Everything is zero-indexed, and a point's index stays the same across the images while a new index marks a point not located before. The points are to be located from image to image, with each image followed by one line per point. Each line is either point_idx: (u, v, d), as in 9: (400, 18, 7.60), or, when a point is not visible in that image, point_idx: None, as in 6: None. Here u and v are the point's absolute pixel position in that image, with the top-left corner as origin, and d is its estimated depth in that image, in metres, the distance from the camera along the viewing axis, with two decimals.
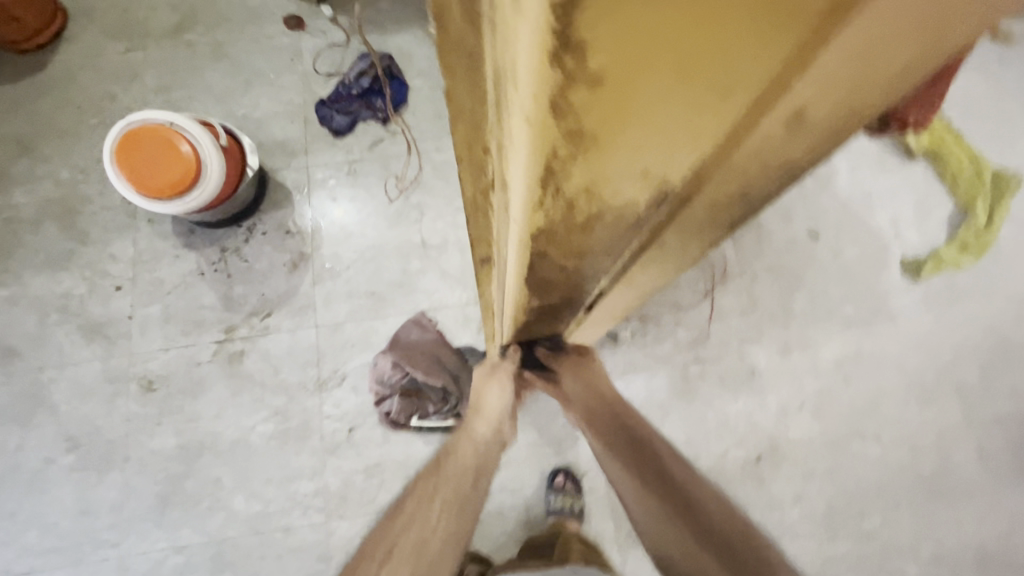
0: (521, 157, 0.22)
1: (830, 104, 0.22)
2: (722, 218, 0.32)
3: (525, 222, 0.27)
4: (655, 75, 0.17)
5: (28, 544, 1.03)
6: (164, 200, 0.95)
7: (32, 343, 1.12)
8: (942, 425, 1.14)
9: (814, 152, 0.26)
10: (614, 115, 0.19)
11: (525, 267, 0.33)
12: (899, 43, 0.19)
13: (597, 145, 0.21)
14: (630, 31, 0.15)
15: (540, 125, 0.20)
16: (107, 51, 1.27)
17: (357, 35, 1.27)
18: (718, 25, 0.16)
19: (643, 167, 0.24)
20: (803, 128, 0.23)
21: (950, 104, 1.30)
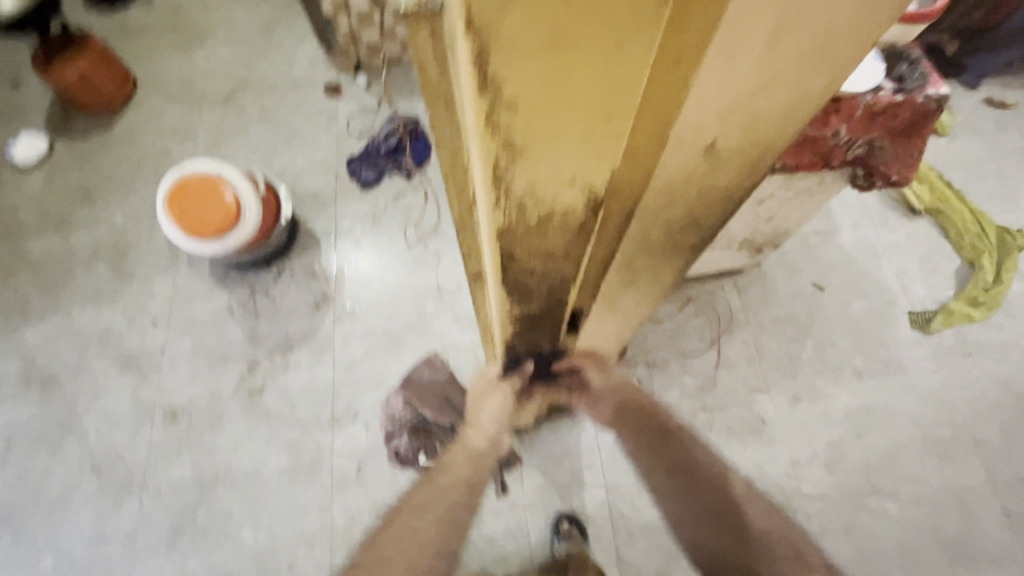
0: (477, 178, 0.26)
1: (729, 133, 0.26)
2: (675, 239, 0.36)
3: (491, 236, 0.30)
4: (562, 107, 0.21)
5: (42, 569, 1.06)
6: (206, 241, 1.05)
7: (71, 372, 1.19)
8: (964, 484, 1.10)
9: (737, 176, 0.31)
10: (542, 136, 0.23)
11: (504, 286, 0.36)
12: (769, 84, 0.24)
13: (534, 166, 0.25)
14: (531, 72, 0.20)
15: (485, 154, 0.24)
16: (168, 113, 1.44)
17: (388, 101, 1.41)
18: (603, 65, 0.20)
19: (576, 183, 0.26)
20: (713, 153, 0.28)
21: (948, 164, 1.35)
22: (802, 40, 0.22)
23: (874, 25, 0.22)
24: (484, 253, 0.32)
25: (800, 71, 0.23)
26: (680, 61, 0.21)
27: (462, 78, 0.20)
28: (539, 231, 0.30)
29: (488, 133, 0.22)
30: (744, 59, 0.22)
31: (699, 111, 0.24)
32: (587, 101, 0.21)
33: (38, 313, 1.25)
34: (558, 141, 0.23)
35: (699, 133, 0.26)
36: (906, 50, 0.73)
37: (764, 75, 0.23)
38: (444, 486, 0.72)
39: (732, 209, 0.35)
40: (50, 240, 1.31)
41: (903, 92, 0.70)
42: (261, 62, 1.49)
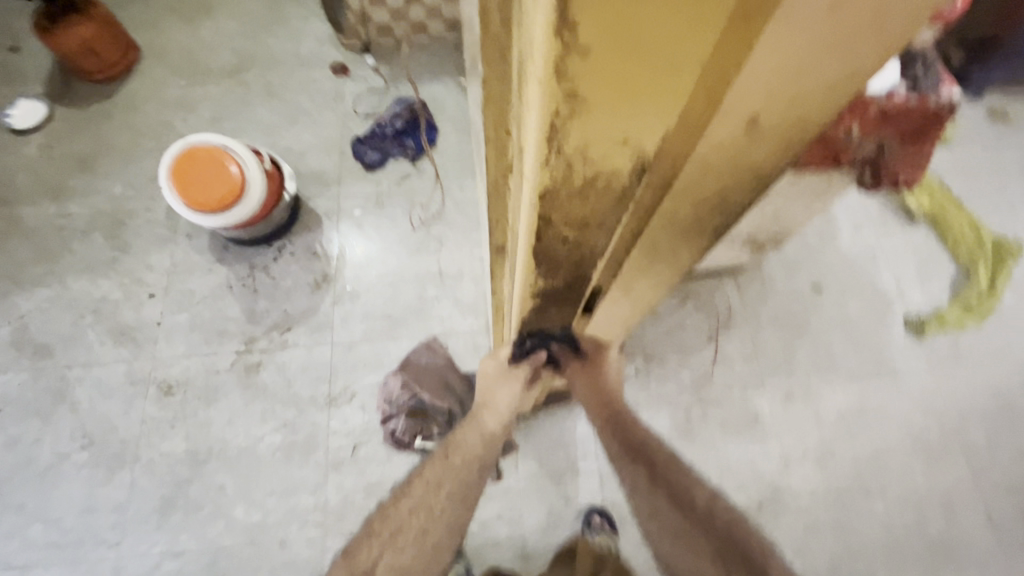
0: (527, 134, 0.23)
1: (780, 101, 0.26)
2: (702, 215, 0.36)
3: (531, 198, 0.27)
4: (637, 56, 0.19)
5: (30, 537, 1.05)
6: (210, 212, 1.04)
7: (64, 342, 1.18)
8: (949, 486, 1.12)
9: (773, 150, 0.30)
10: (607, 93, 0.21)
11: (533, 255, 0.34)
12: (826, 50, 0.23)
13: (592, 121, 0.22)
14: (615, 11, 0.17)
15: (543, 106, 0.21)
16: (171, 85, 1.42)
17: (395, 83, 1.40)
18: (692, 9, 0.18)
19: (628, 144, 0.24)
20: (758, 124, 0.27)
21: (948, 173, 1.37)
22: (873, 2, 0.21)
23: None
24: (519, 217, 0.30)
25: (858, 35, 0.23)
26: (752, 18, 0.20)
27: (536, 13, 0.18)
28: (580, 194, 0.27)
29: (551, 82, 0.20)
30: (814, 20, 0.21)
31: (757, 76, 0.23)
32: (665, 55, 0.19)
33: (32, 280, 1.23)
34: (624, 98, 0.21)
35: (752, 100, 0.25)
36: (921, 51, 0.74)
37: (826, 39, 0.22)
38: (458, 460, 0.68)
39: (761, 185, 0.34)
40: (46, 208, 1.29)
41: (917, 94, 0.71)
42: (268, 37, 1.47)
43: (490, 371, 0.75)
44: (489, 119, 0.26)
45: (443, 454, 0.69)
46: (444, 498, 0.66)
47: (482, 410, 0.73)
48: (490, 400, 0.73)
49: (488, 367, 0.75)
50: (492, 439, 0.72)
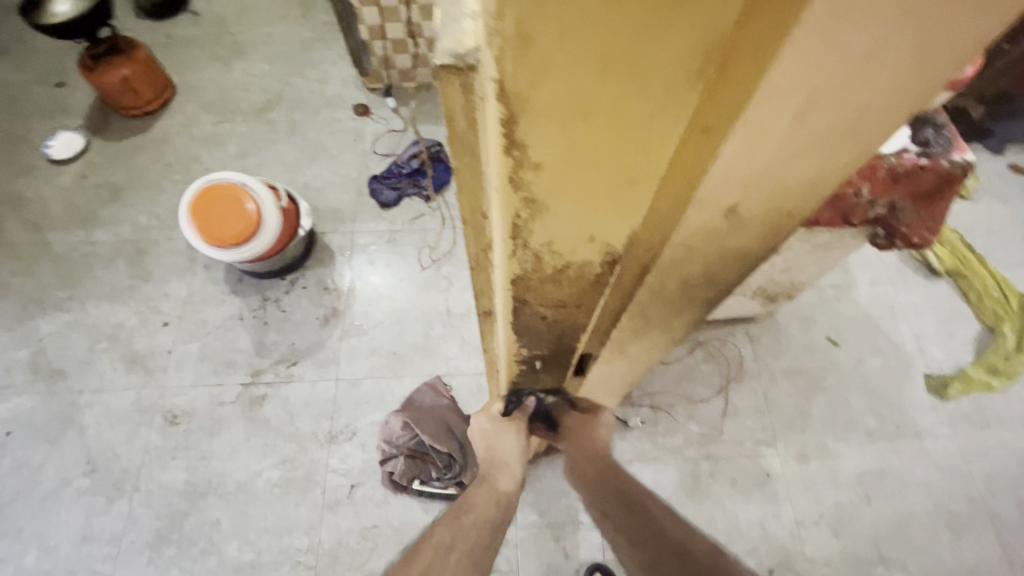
0: (495, 230, 0.26)
1: (754, 198, 0.27)
2: (690, 293, 0.36)
3: (505, 283, 0.30)
4: (583, 170, 0.21)
5: (25, 564, 1.04)
6: (225, 247, 1.07)
7: (78, 367, 1.20)
8: (977, 561, 1.05)
9: (758, 237, 0.30)
10: (566, 197, 0.23)
11: (513, 328, 0.36)
12: (793, 152, 0.24)
13: (553, 222, 0.25)
14: (555, 135, 0.20)
15: (505, 208, 0.24)
16: (201, 121, 1.48)
17: (414, 125, 1.44)
18: (630, 130, 0.20)
19: (594, 240, 0.26)
20: (735, 216, 0.28)
21: (970, 228, 1.34)
22: (832, 114, 0.22)
23: (908, 102, 0.22)
24: (496, 296, 0.32)
25: (825, 139, 0.23)
26: (709, 131, 0.21)
27: (488, 136, 0.21)
28: (552, 280, 0.30)
29: (510, 190, 0.23)
30: (773, 130, 0.22)
31: (723, 177, 0.24)
32: (616, 165, 0.21)
33: (53, 305, 1.26)
34: (584, 202, 0.23)
35: (723, 196, 0.26)
36: (932, 114, 0.73)
37: (792, 146, 0.23)
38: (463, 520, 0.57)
39: (751, 266, 0.35)
40: (74, 235, 1.34)
41: (928, 156, 0.70)
42: (296, 79, 1.54)
43: (486, 428, 0.74)
44: (466, 210, 0.27)
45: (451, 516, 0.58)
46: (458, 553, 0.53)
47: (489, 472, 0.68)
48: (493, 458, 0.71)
49: (483, 425, 0.75)
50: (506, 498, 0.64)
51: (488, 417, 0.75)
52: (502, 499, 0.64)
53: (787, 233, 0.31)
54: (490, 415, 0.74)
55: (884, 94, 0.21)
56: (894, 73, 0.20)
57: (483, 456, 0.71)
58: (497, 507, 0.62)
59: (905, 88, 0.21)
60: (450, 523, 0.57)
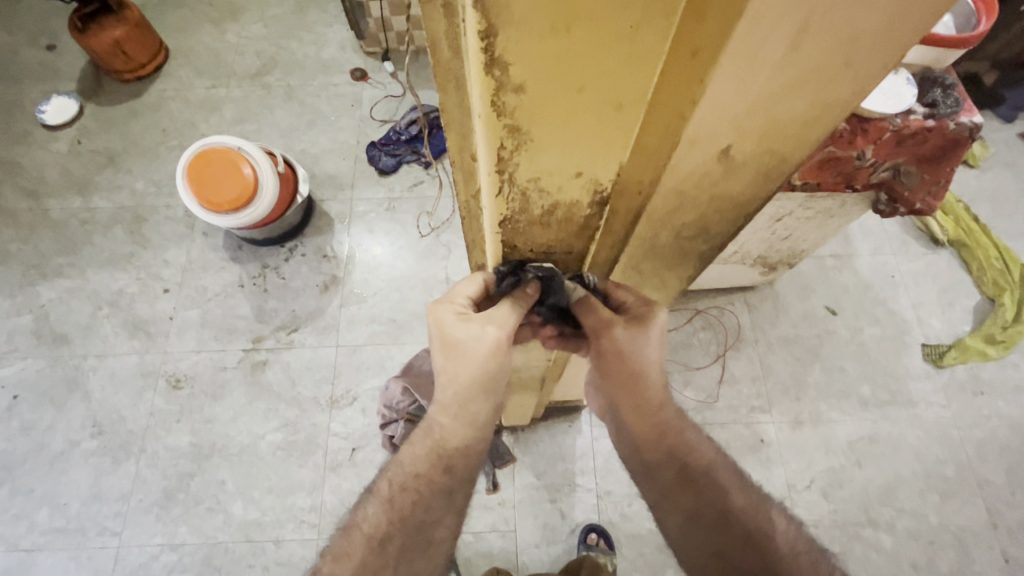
0: (481, 166, 0.26)
1: (748, 136, 0.26)
2: (681, 245, 0.36)
3: (493, 223, 0.30)
4: (566, 95, 0.21)
5: (37, 521, 1.07)
6: (223, 214, 1.06)
7: (82, 332, 1.22)
8: (965, 524, 1.07)
9: (749, 183, 0.30)
10: (553, 125, 0.23)
11: (503, 274, 0.36)
12: (787, 85, 0.23)
13: (538, 155, 0.25)
14: (539, 55, 0.19)
15: (491, 139, 0.24)
16: (196, 86, 1.46)
17: (412, 90, 1.42)
18: (610, 48, 0.19)
19: (580, 174, 0.26)
20: (727, 156, 0.27)
21: (975, 197, 1.32)
22: (828, 39, 0.21)
23: (910, 28, 0.21)
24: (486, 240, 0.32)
25: (820, 70, 0.23)
26: (698, 57, 0.21)
27: (471, 58, 0.20)
28: (541, 220, 0.30)
29: (494, 117, 0.22)
30: (769, 57, 0.21)
31: (715, 110, 0.24)
32: (601, 87, 0.21)
33: (54, 271, 1.27)
34: (570, 131, 0.23)
35: (714, 135, 0.25)
36: (942, 74, 0.71)
37: (786, 77, 0.23)
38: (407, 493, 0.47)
39: (745, 217, 0.34)
40: (72, 201, 1.33)
41: (934, 118, 0.69)
42: (291, 42, 1.50)
43: (450, 325, 0.44)
44: (452, 150, 0.27)
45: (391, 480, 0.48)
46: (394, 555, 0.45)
47: (444, 409, 0.48)
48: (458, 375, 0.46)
49: (444, 317, 0.44)
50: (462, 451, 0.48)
51: (455, 311, 0.44)
52: (456, 459, 0.48)
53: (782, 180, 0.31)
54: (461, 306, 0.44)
55: (885, 17, 0.20)
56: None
57: (442, 367, 0.47)
58: (456, 462, 0.48)
59: (908, 10, 0.20)
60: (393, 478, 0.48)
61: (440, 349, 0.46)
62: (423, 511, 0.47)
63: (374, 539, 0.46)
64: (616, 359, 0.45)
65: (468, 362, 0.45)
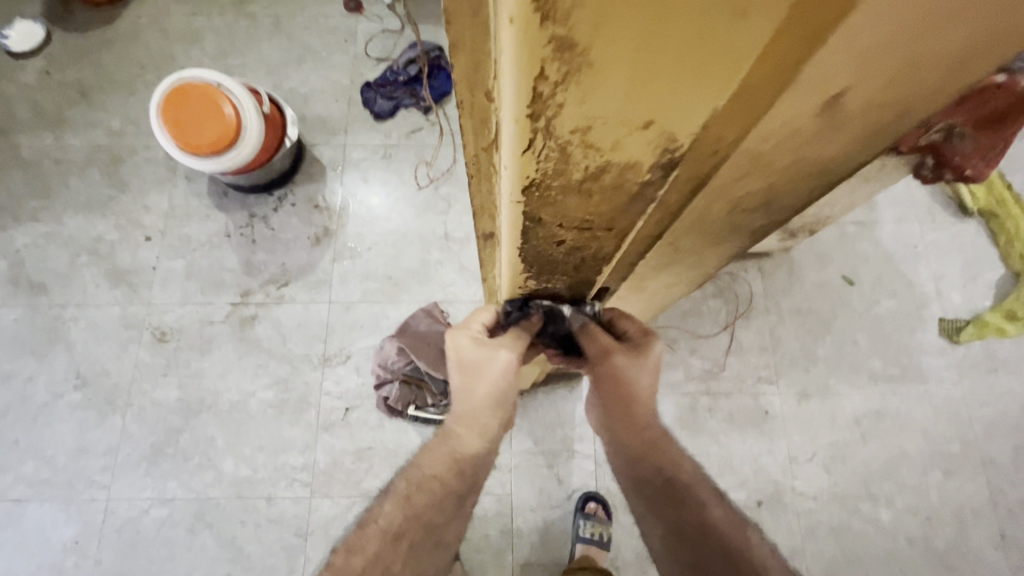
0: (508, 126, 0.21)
1: (847, 71, 0.21)
2: (730, 200, 0.31)
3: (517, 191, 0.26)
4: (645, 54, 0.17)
5: (23, 473, 1.05)
6: (203, 157, 0.97)
7: (60, 280, 1.15)
8: (964, 501, 1.06)
9: (834, 134, 0.27)
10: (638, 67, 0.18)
11: (520, 250, 0.34)
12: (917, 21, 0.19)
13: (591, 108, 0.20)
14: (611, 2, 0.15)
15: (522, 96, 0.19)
16: (173, 13, 1.32)
17: (411, 26, 1.29)
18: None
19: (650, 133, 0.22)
20: (827, 106, 0.24)
21: (1013, 164, 1.24)
22: None
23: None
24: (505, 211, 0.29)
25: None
26: None
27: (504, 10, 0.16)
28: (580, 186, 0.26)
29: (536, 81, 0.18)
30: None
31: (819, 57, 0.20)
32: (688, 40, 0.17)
33: (29, 214, 1.19)
34: (670, 59, 0.17)
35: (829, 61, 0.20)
36: None
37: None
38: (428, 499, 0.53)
39: (814, 161, 0.29)
40: (43, 140, 1.24)
41: (1009, 73, 0.58)
42: None
43: (466, 350, 0.52)
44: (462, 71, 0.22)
45: (403, 495, 0.52)
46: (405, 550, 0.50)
47: (459, 419, 0.55)
48: (467, 406, 0.54)
49: (461, 345, 0.53)
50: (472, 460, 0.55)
51: (471, 337, 0.52)
52: (467, 461, 0.55)
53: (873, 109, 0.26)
54: (474, 333, 0.52)
55: None
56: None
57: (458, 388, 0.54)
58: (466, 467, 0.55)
59: None
60: (400, 504, 0.52)
61: (456, 364, 0.54)
62: (434, 514, 0.53)
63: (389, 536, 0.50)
64: (617, 381, 0.51)
65: (482, 383, 0.53)
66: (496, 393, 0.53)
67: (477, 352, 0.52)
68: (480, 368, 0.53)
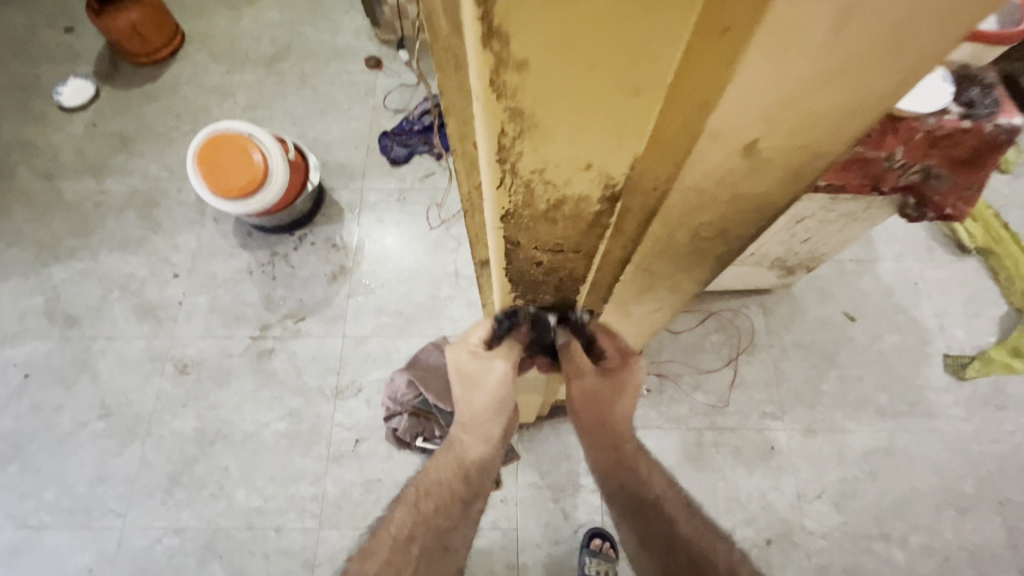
0: (483, 163, 0.26)
1: (757, 128, 0.26)
2: (690, 226, 0.35)
3: (495, 218, 0.31)
4: (571, 108, 0.22)
5: (44, 500, 1.08)
6: (231, 199, 1.05)
7: (92, 314, 1.22)
8: (981, 542, 1.04)
9: (776, 180, 0.31)
10: (562, 121, 0.22)
11: (506, 271, 0.38)
12: (819, 81, 0.23)
13: (540, 148, 0.24)
14: (536, 71, 0.20)
15: (490, 134, 0.24)
16: (210, 71, 1.45)
17: (426, 80, 1.40)
18: (610, 64, 0.20)
19: (591, 169, 0.26)
20: (757, 154, 0.28)
21: (1009, 203, 1.27)
22: (868, 32, 0.21)
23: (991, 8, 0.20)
24: (489, 235, 0.34)
25: (854, 65, 0.22)
26: (729, 31, 0.20)
27: (474, 86, 0.21)
28: (546, 215, 0.30)
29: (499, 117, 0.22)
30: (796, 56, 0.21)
31: (733, 108, 0.24)
32: (609, 91, 0.21)
33: (67, 252, 1.28)
34: (586, 115, 0.22)
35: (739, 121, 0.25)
36: (979, 72, 0.68)
37: (825, 61, 0.22)
38: (430, 509, 0.58)
39: (752, 198, 0.33)
40: (85, 184, 1.34)
41: (970, 118, 0.66)
42: (306, 29, 1.49)
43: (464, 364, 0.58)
44: (452, 129, 0.26)
45: (414, 499, 0.59)
46: (416, 551, 0.56)
47: (463, 429, 0.62)
48: (471, 403, 0.60)
49: (461, 358, 0.58)
50: (477, 464, 0.61)
51: (468, 352, 0.57)
52: (470, 467, 0.61)
53: (794, 166, 0.30)
54: (471, 348, 0.57)
55: (946, 5, 0.20)
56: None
57: (461, 394, 0.61)
58: (472, 472, 0.61)
59: None
60: (412, 509, 0.58)
61: (461, 373, 0.59)
62: (442, 518, 0.58)
63: (400, 540, 0.56)
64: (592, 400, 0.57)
65: (479, 392, 0.59)
66: (492, 399, 0.58)
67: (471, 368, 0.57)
68: (478, 376, 0.57)
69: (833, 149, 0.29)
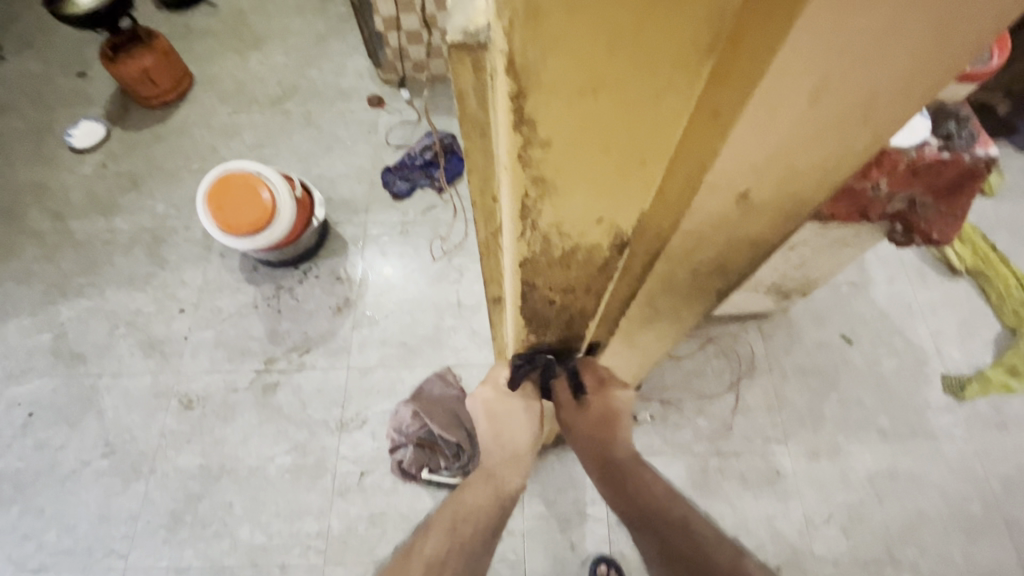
0: (506, 214, 0.30)
1: (748, 177, 0.30)
2: (690, 265, 0.39)
3: (514, 264, 0.34)
4: (585, 166, 0.25)
5: (46, 542, 1.07)
6: (240, 236, 1.08)
7: (98, 351, 1.23)
8: (991, 565, 1.03)
9: (767, 221, 0.34)
10: (578, 177, 0.26)
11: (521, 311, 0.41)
12: (801, 136, 0.27)
13: (558, 201, 0.28)
14: (557, 138, 0.24)
15: (515, 190, 0.27)
16: (218, 112, 1.50)
17: (427, 117, 1.45)
18: (621, 128, 0.23)
19: (601, 220, 0.30)
20: (749, 200, 0.32)
21: (995, 225, 1.31)
22: (839, 98, 0.25)
23: (938, 77, 0.25)
24: (507, 278, 0.37)
25: (828, 123, 0.26)
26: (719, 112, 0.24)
27: (502, 153, 0.25)
28: (560, 260, 0.34)
29: (520, 171, 0.26)
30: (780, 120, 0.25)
31: (730, 163, 0.28)
32: (617, 154, 0.25)
33: (75, 290, 1.29)
34: (601, 170, 0.26)
35: (733, 177, 0.29)
36: (957, 107, 0.72)
37: (802, 121, 0.26)
38: (464, 527, 0.57)
39: (746, 239, 0.36)
40: (93, 223, 1.36)
41: (948, 150, 0.70)
42: (311, 71, 1.55)
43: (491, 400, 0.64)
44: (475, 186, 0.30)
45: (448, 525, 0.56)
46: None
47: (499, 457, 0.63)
48: (500, 432, 0.64)
49: (486, 398, 0.65)
50: (509, 494, 0.62)
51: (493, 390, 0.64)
52: (503, 496, 0.61)
53: (781, 210, 0.34)
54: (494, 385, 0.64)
55: (900, 73, 0.24)
56: (923, 43, 0.22)
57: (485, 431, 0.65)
58: (504, 505, 0.61)
59: (925, 65, 0.24)
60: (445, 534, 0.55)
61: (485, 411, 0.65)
62: (476, 543, 0.56)
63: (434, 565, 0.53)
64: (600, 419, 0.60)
65: (507, 425, 0.64)
66: (518, 430, 0.64)
67: (496, 404, 0.64)
68: (505, 412, 0.64)
69: (815, 193, 0.33)
